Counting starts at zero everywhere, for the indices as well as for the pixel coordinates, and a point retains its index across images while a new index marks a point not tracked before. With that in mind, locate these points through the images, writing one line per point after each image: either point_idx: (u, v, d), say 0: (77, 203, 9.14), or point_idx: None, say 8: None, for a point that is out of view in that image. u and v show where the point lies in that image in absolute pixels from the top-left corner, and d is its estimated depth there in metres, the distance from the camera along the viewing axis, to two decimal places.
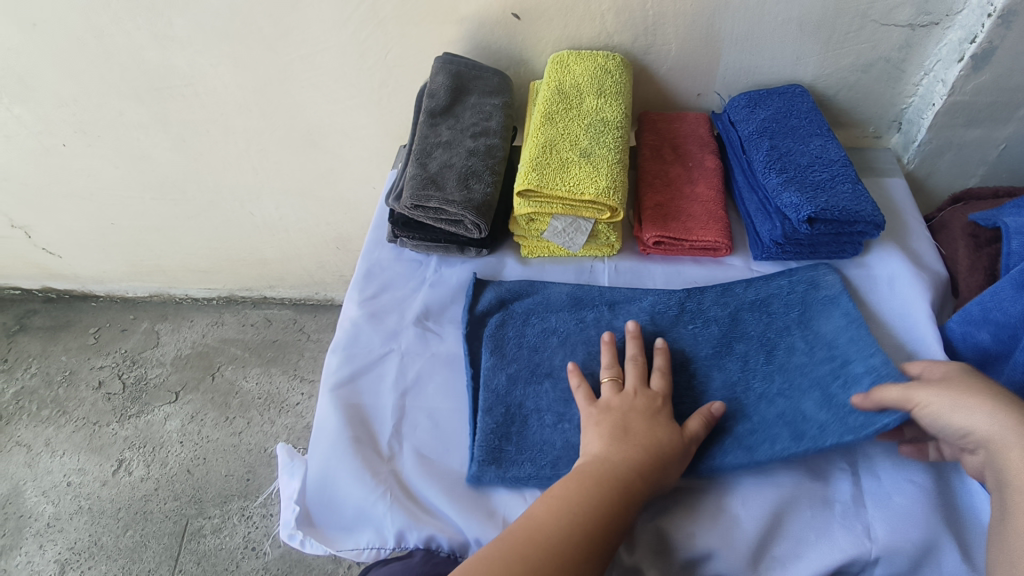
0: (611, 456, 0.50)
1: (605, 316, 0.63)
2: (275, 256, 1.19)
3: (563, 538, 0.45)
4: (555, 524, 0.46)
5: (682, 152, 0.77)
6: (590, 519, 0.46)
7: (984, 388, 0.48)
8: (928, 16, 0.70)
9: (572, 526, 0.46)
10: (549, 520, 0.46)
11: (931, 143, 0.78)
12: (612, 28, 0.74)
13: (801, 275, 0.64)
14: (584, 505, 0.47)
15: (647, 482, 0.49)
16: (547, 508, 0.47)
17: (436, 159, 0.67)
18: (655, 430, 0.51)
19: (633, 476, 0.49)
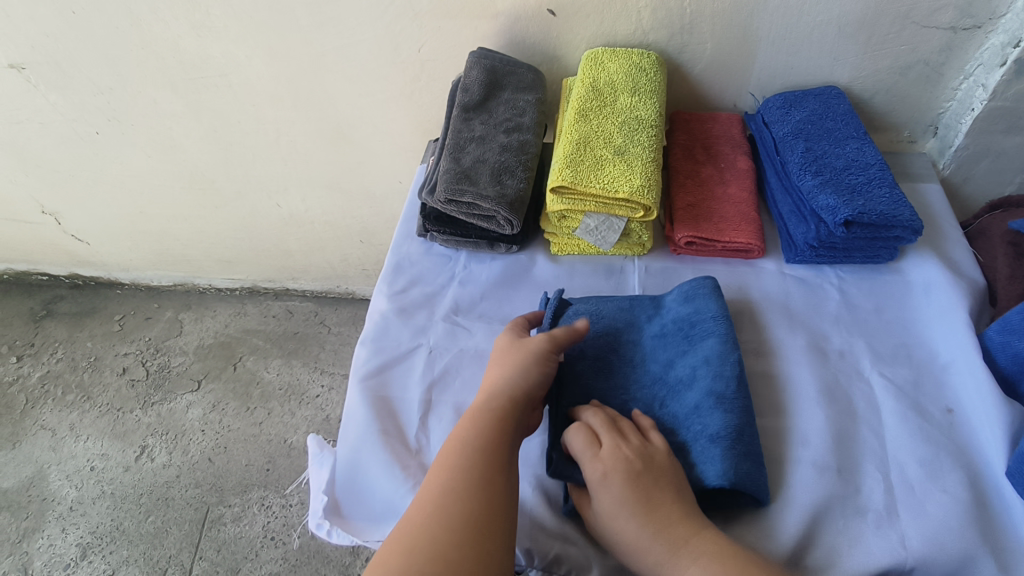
0: (471, 406, 0.53)
1: (637, 316, 0.62)
2: (299, 248, 1.20)
3: (459, 482, 0.46)
4: (451, 474, 0.47)
5: (715, 152, 0.76)
6: (485, 461, 0.48)
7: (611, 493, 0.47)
8: (970, 20, 0.68)
9: (469, 467, 0.47)
10: (446, 470, 0.47)
11: (968, 149, 0.77)
12: (648, 26, 0.74)
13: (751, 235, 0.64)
14: (472, 448, 0.48)
15: (498, 412, 0.51)
16: (443, 459, 0.48)
17: (469, 153, 0.67)
18: (501, 375, 0.55)
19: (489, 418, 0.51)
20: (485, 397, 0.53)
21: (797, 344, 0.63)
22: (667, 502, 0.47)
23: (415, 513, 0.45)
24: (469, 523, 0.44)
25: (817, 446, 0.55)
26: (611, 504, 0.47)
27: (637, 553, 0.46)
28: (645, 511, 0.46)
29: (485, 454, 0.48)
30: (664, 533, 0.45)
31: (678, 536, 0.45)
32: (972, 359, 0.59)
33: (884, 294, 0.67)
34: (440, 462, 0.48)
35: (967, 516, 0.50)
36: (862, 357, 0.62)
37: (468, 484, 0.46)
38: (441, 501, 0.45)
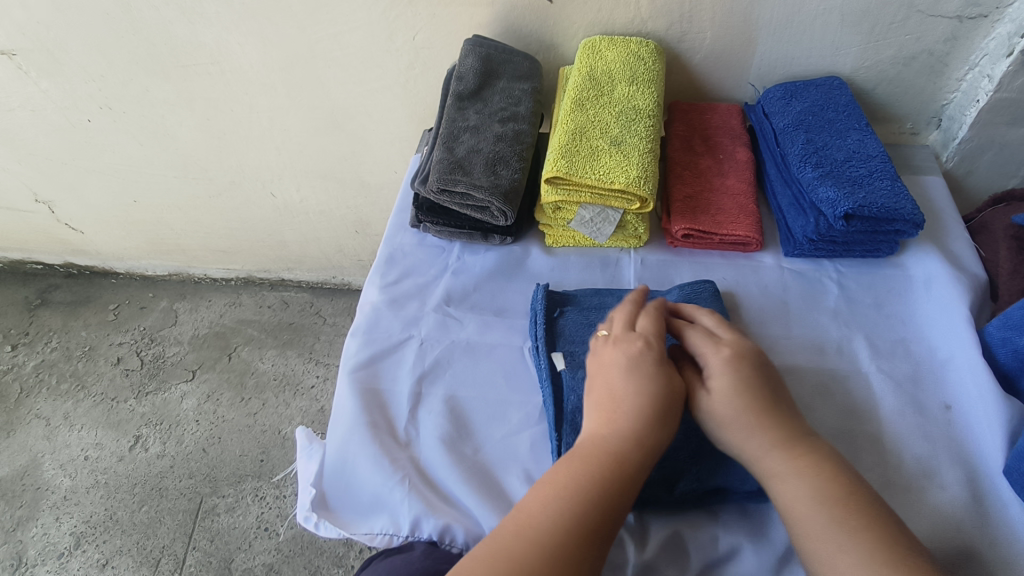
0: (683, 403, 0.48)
1: None
2: (294, 239, 1.19)
3: (568, 501, 0.43)
4: (562, 480, 0.45)
5: (713, 143, 0.75)
6: (602, 481, 0.44)
7: (762, 391, 0.48)
8: (976, 9, 0.67)
9: (584, 487, 0.44)
10: (556, 483, 0.45)
11: (972, 141, 0.76)
12: (646, 14, 0.72)
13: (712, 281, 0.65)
14: (593, 466, 0.45)
15: (667, 415, 0.47)
16: (557, 470, 0.46)
17: (463, 143, 0.66)
18: (669, 380, 0.49)
19: (616, 441, 0.46)
20: (611, 412, 0.48)
21: (795, 340, 0.62)
22: (779, 397, 0.48)
23: (509, 520, 0.43)
24: (591, 509, 0.43)
25: None
26: (726, 387, 0.48)
27: (743, 433, 0.47)
28: (766, 400, 0.48)
29: (607, 474, 0.44)
30: (779, 425, 0.47)
31: (790, 430, 0.47)
32: (971, 355, 0.58)
33: (884, 288, 0.66)
34: (553, 476, 0.45)
35: (964, 515, 0.49)
36: (860, 351, 0.61)
37: (592, 479, 0.44)
38: (546, 517, 0.43)
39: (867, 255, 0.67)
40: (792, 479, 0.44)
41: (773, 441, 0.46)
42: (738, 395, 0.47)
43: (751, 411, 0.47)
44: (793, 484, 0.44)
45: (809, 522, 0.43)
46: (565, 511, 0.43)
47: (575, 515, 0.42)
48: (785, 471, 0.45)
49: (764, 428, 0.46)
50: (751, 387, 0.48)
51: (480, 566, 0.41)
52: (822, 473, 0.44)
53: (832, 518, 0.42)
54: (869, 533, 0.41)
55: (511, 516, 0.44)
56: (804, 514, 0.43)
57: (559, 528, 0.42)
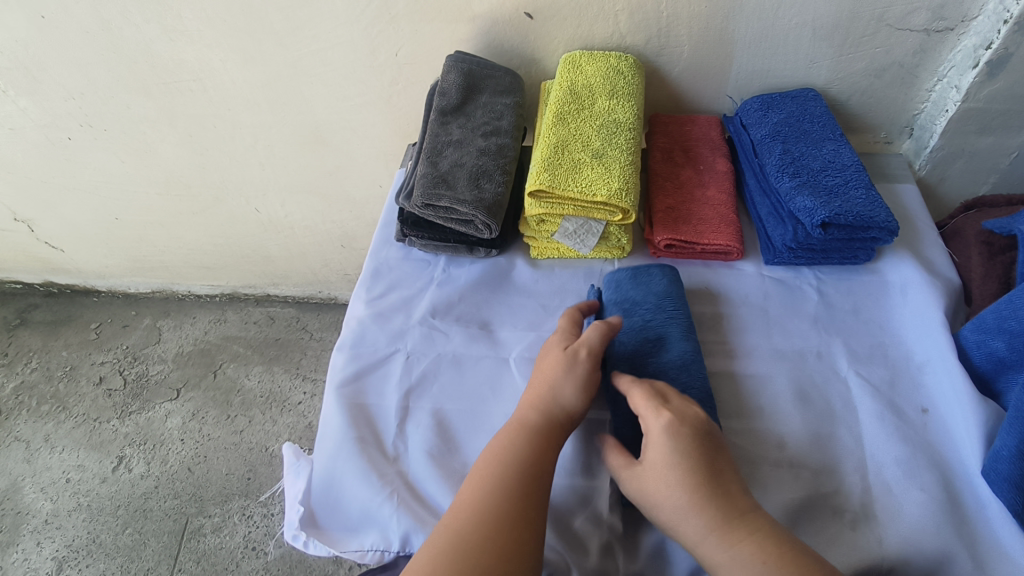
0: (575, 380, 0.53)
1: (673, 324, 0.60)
2: (280, 254, 1.17)
3: (512, 466, 0.48)
4: (511, 445, 0.50)
5: (694, 155, 0.77)
6: (529, 456, 0.49)
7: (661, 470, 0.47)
8: (943, 22, 0.70)
9: (513, 466, 0.48)
10: (500, 451, 0.50)
11: (943, 150, 0.78)
12: (625, 29, 0.74)
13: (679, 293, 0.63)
14: (531, 436, 0.50)
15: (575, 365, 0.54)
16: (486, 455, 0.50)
17: (447, 157, 0.67)
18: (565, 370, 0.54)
19: (539, 425, 0.51)
20: (529, 406, 0.53)
21: (775, 346, 0.64)
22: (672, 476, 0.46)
23: (469, 488, 0.48)
24: (535, 467, 0.48)
25: (795, 448, 0.56)
26: (654, 467, 0.47)
27: (673, 520, 0.46)
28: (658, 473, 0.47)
29: (530, 449, 0.49)
30: (709, 508, 0.45)
31: (713, 515, 0.45)
32: (947, 358, 0.60)
33: (862, 294, 0.67)
34: (483, 457, 0.50)
35: (941, 517, 0.50)
36: (839, 357, 0.62)
37: (533, 444, 0.50)
38: (484, 495, 0.47)
39: (847, 260, 0.68)
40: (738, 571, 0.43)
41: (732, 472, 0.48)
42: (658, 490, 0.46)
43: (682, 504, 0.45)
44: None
45: None
46: (517, 472, 0.48)
47: (507, 487, 0.47)
48: (727, 560, 0.43)
49: (701, 518, 0.45)
50: (670, 473, 0.46)
51: (452, 530, 0.45)
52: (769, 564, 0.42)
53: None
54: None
55: (469, 484, 0.48)
56: None
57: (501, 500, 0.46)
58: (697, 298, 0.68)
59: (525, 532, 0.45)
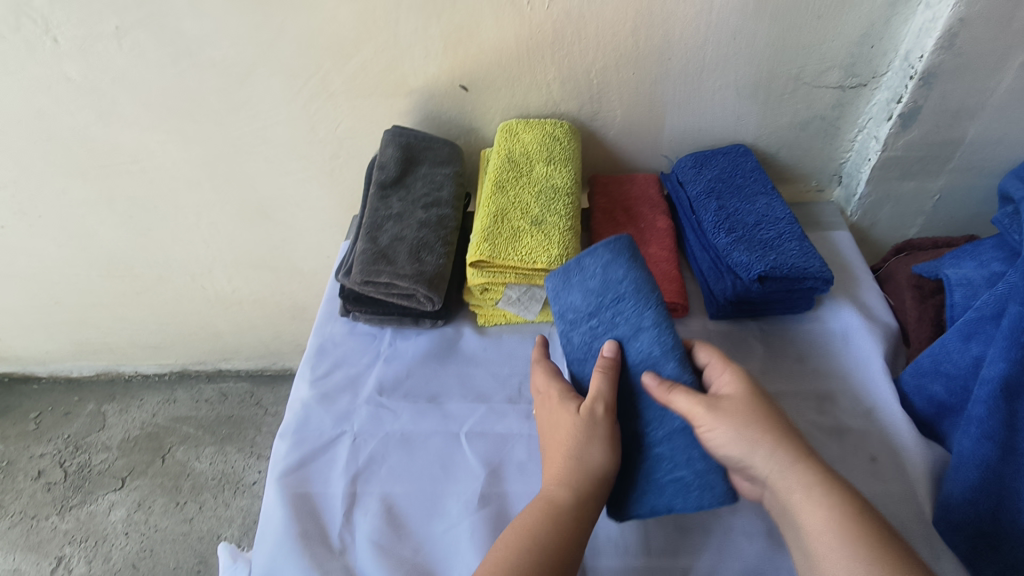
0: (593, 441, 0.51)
1: (622, 320, 0.54)
2: (230, 328, 1.14)
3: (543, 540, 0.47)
4: (543, 515, 0.48)
5: (634, 214, 0.79)
6: (566, 527, 0.48)
7: (743, 418, 0.49)
8: (856, 79, 0.73)
9: (547, 541, 0.47)
10: (529, 523, 0.48)
11: (871, 196, 0.81)
12: (558, 97, 0.76)
13: (625, 276, 0.55)
14: (561, 509, 0.49)
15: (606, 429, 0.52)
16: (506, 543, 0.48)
17: (387, 232, 0.66)
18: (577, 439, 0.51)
19: (566, 500, 0.49)
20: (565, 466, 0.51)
21: None
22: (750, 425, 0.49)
23: (493, 562, 0.47)
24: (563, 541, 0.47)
25: (746, 510, 0.55)
26: (724, 432, 0.49)
27: (751, 459, 0.48)
28: (733, 420, 0.49)
29: (553, 538, 0.47)
30: (781, 446, 0.48)
31: (786, 455, 0.48)
32: (890, 405, 0.61)
33: (805, 343, 0.68)
34: (519, 525, 0.48)
35: None
36: (788, 409, 0.62)
37: (562, 518, 0.48)
38: (512, 573, 0.45)
39: (788, 306, 0.69)
40: (812, 503, 0.45)
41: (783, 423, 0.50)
42: (745, 438, 0.48)
43: (766, 448, 0.48)
44: (813, 510, 0.45)
45: (828, 550, 0.43)
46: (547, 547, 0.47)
47: (538, 565, 0.46)
48: (800, 496, 0.46)
49: (779, 454, 0.48)
50: (746, 421, 0.49)
51: None
52: (835, 503, 0.45)
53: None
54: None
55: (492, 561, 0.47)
56: (823, 541, 0.44)
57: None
58: None
59: None
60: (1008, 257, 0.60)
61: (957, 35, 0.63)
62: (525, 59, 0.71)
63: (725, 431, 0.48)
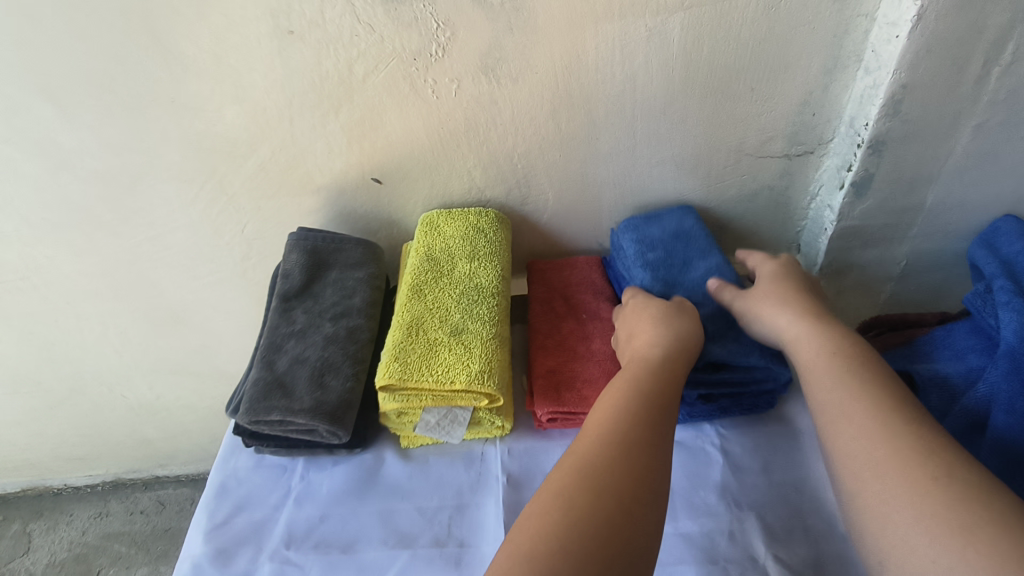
0: (638, 358, 0.54)
1: (675, 255, 0.67)
2: (161, 435, 1.04)
3: (613, 435, 0.46)
4: (609, 416, 0.48)
5: (576, 303, 0.71)
6: (639, 422, 0.47)
7: (802, 304, 0.57)
8: (801, 147, 0.68)
9: (621, 437, 0.46)
10: (602, 425, 0.47)
11: (833, 266, 0.74)
12: (482, 183, 0.69)
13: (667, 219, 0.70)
14: (633, 411, 0.48)
15: (666, 359, 0.53)
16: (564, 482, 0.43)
17: (286, 354, 0.58)
18: (649, 342, 0.55)
19: (637, 398, 0.49)
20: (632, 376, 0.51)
21: (681, 532, 0.54)
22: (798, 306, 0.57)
23: (572, 461, 0.45)
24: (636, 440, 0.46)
25: None
26: (779, 319, 0.56)
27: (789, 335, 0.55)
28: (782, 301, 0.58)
29: (632, 468, 0.43)
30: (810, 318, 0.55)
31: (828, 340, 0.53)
32: None
33: (769, 450, 0.60)
34: (595, 428, 0.47)
35: None
36: (754, 536, 0.53)
37: (635, 421, 0.47)
38: (595, 468, 0.44)
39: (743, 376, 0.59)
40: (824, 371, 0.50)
41: (805, 326, 0.55)
42: (787, 320, 0.56)
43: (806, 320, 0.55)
44: (814, 352, 0.52)
45: (824, 386, 0.49)
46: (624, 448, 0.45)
47: (615, 453, 0.44)
48: (826, 367, 0.50)
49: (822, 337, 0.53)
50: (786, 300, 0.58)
51: (559, 504, 0.42)
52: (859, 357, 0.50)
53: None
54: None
55: (572, 459, 0.45)
56: (818, 378, 0.50)
57: (612, 499, 0.41)
58: None
59: (632, 511, 0.41)
60: (986, 348, 0.53)
61: (902, 102, 0.58)
62: (439, 148, 0.65)
63: (783, 319, 0.56)
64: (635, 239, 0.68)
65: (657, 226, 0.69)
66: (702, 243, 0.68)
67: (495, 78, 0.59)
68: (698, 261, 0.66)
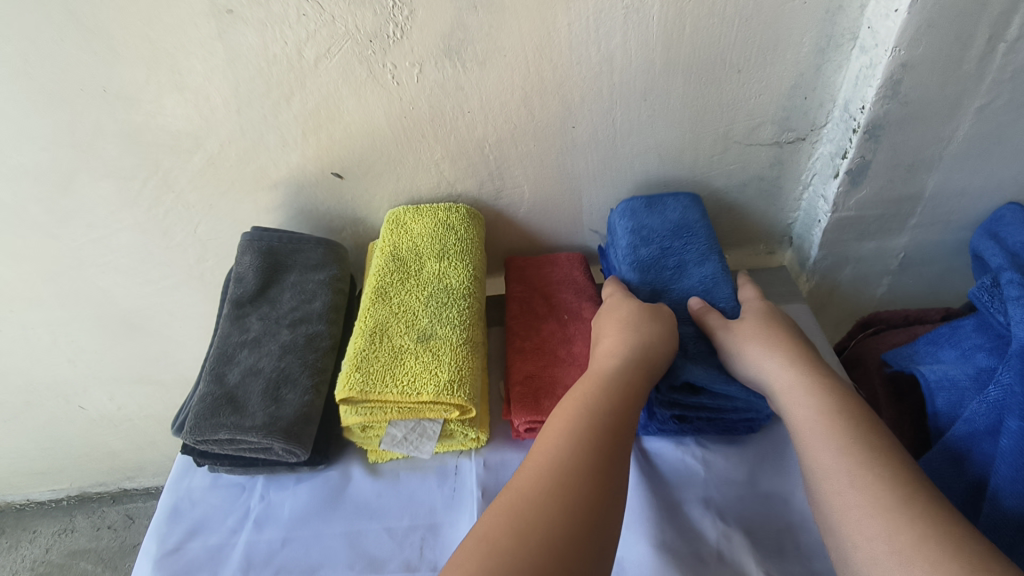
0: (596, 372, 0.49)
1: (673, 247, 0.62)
2: (126, 447, 0.99)
3: (562, 463, 0.40)
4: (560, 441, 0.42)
5: (556, 302, 0.67)
6: (596, 447, 0.42)
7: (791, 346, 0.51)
8: (792, 133, 0.63)
9: (573, 465, 0.40)
10: (552, 450, 0.42)
11: (827, 259, 0.70)
12: (452, 176, 0.64)
13: (672, 204, 0.65)
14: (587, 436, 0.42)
15: (626, 373, 0.48)
16: (533, 474, 0.40)
17: (238, 365, 0.54)
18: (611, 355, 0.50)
19: (594, 419, 0.44)
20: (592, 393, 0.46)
21: (667, 548, 0.50)
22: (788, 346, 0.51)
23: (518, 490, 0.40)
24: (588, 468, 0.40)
25: None
26: (761, 358, 0.50)
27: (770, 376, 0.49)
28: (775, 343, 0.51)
29: (576, 505, 0.38)
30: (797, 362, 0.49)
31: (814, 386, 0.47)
32: None
33: (762, 458, 0.56)
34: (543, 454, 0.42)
35: None
36: (746, 553, 0.49)
37: (587, 444, 0.42)
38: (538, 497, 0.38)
39: (722, 404, 0.52)
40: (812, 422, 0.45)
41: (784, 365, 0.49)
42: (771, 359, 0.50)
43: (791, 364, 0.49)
44: (801, 405, 0.46)
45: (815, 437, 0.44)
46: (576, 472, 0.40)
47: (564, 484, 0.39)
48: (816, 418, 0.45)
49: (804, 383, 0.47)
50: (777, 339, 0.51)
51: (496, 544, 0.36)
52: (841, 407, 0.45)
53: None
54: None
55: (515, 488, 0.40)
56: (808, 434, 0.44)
57: (551, 537, 0.36)
58: None
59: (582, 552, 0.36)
60: (994, 348, 0.50)
61: (901, 82, 0.53)
62: (404, 138, 0.60)
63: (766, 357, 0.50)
64: (629, 226, 0.64)
65: (663, 216, 0.64)
66: (702, 242, 0.62)
67: (461, 62, 0.54)
68: (692, 262, 0.61)
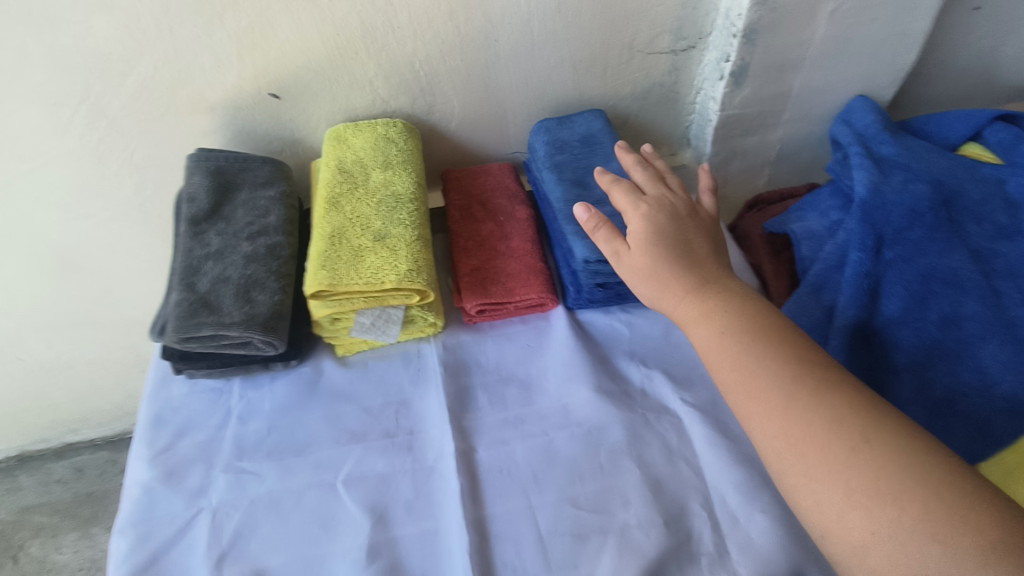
0: None
1: (586, 155, 0.70)
2: (68, 398, 0.98)
3: None
4: None
5: (493, 207, 0.74)
6: None
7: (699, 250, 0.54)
8: (685, 41, 0.72)
9: None
10: None
11: (719, 156, 0.82)
12: (385, 93, 0.69)
13: (579, 122, 0.73)
14: None
15: None
16: None
17: (206, 275, 0.57)
18: None
19: None
20: None
21: (602, 390, 0.60)
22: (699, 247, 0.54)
23: None
24: None
25: (637, 505, 0.53)
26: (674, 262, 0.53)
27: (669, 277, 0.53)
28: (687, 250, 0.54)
29: None
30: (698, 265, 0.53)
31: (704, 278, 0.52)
32: None
33: None
34: None
35: (785, 539, 0.50)
36: (664, 388, 0.61)
37: None
38: None
39: None
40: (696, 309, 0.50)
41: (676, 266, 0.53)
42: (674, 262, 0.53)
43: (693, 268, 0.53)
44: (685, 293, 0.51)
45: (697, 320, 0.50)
46: None
47: None
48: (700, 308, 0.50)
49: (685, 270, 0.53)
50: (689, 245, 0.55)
51: None
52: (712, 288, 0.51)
53: (759, 401, 0.43)
54: (866, 421, 0.39)
55: None
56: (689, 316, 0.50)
57: None
58: (524, 360, 0.64)
59: None
60: (843, 206, 0.63)
61: None
62: (337, 56, 0.64)
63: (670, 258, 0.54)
64: (547, 142, 0.72)
65: (574, 131, 0.72)
66: (608, 144, 0.71)
67: None
68: (600, 161, 0.70)
